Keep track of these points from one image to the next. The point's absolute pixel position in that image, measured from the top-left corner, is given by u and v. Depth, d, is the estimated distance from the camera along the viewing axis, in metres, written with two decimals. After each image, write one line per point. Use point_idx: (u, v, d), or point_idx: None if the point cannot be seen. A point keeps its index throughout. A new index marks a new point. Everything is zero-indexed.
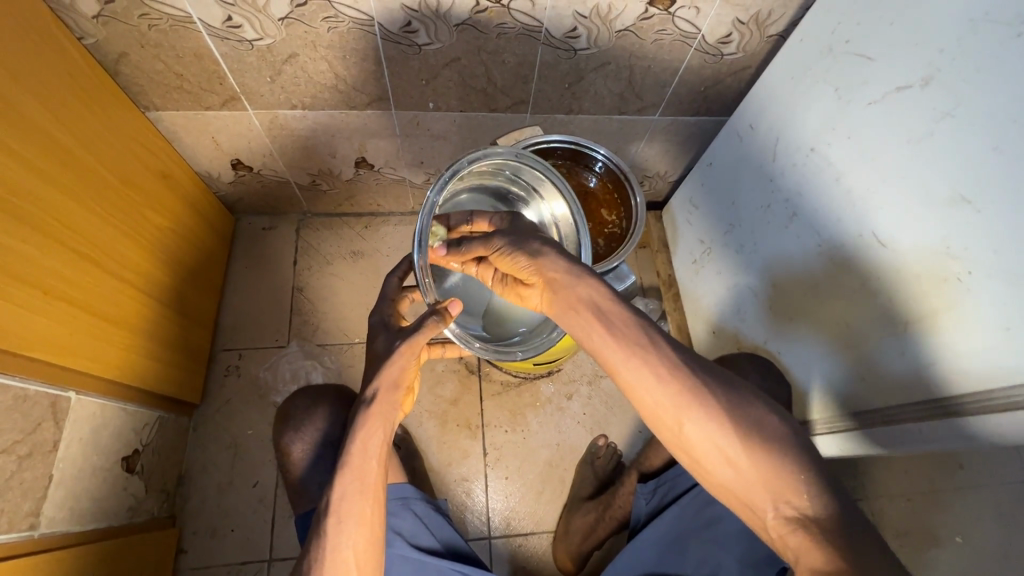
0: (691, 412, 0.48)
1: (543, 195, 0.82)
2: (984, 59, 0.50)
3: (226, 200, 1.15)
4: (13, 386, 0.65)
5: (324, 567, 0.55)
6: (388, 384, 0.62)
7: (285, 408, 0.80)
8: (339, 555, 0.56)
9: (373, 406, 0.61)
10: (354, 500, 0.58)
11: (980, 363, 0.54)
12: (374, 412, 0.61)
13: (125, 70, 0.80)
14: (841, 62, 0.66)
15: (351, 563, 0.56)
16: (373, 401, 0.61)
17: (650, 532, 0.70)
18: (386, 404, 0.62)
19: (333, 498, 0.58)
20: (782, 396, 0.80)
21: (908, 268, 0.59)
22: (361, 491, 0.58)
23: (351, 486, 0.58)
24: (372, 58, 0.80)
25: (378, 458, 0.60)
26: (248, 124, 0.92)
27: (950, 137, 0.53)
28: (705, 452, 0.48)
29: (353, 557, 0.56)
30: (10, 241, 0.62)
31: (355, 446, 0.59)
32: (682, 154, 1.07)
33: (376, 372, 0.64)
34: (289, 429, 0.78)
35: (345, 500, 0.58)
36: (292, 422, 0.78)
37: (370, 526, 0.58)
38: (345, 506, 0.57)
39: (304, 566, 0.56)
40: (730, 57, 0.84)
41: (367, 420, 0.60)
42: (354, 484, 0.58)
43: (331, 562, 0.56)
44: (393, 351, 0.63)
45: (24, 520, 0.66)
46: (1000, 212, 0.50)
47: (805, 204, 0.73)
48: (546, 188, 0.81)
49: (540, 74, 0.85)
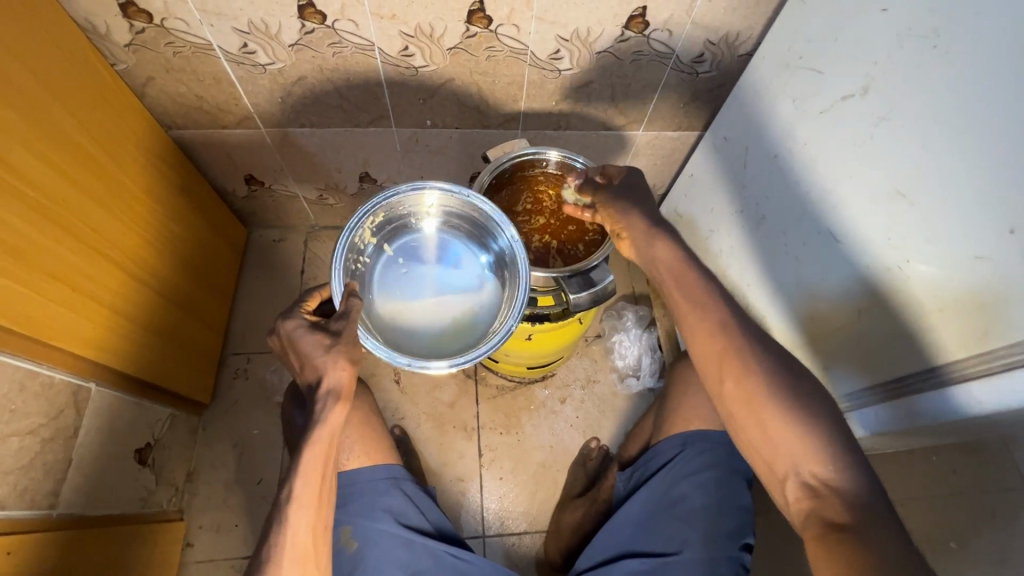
0: (752, 398, 0.57)
1: (485, 225, 0.81)
2: (911, 69, 0.56)
3: (241, 214, 1.23)
4: (40, 373, 0.71)
5: (285, 550, 0.59)
6: (348, 372, 0.64)
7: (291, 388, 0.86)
8: (298, 539, 0.60)
9: (336, 399, 0.63)
10: (312, 482, 0.61)
11: (929, 343, 0.58)
12: (336, 397, 0.63)
13: (152, 92, 0.89)
14: (796, 76, 0.72)
15: (308, 543, 0.61)
16: (339, 390, 0.63)
17: (627, 512, 0.74)
18: (347, 391, 0.64)
19: (296, 482, 0.61)
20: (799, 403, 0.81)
21: (862, 261, 0.64)
22: (321, 475, 0.62)
23: (314, 473, 0.62)
24: (373, 79, 0.87)
25: (335, 445, 0.64)
26: (261, 142, 1.00)
27: (887, 139, 0.59)
28: (754, 429, 0.58)
29: (310, 537, 0.61)
30: (42, 241, 0.69)
31: (322, 434, 0.62)
32: (668, 167, 1.13)
33: (326, 349, 0.64)
34: (290, 407, 0.83)
35: (305, 481, 0.61)
36: (301, 400, 0.82)
37: (324, 512, 0.63)
38: (306, 490, 0.61)
39: (261, 552, 0.59)
40: (705, 75, 0.90)
41: (330, 412, 0.62)
42: (316, 474, 0.62)
43: (291, 548, 0.59)
44: (345, 330, 0.66)
45: (43, 499, 0.72)
46: (933, 204, 0.55)
47: (772, 208, 0.79)
48: (484, 221, 0.81)
49: (528, 93, 0.92)
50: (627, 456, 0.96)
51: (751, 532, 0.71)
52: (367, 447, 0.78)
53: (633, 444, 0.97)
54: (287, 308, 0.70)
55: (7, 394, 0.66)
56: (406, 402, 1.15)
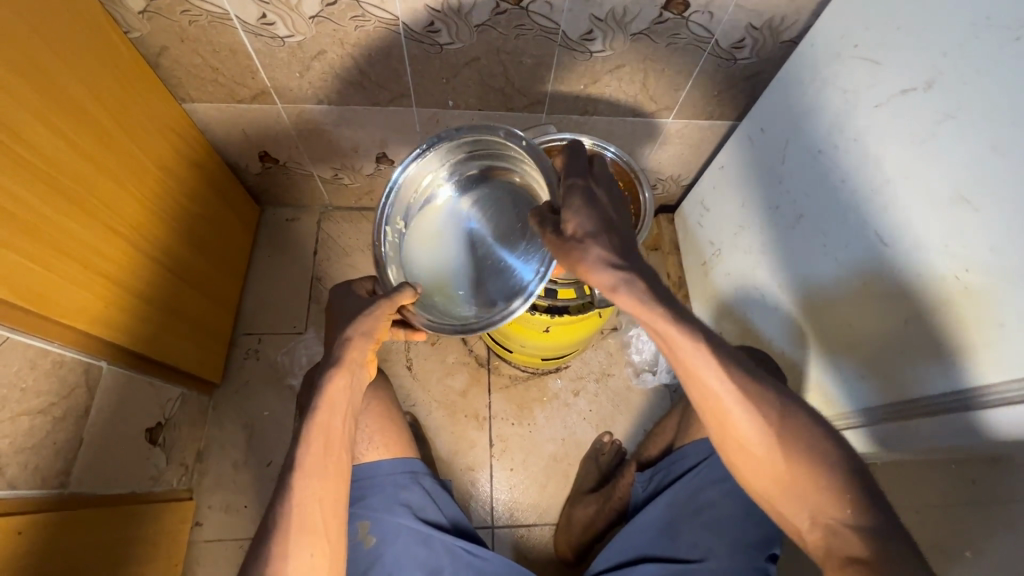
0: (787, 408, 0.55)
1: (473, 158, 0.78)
2: (986, 63, 0.53)
3: (254, 192, 1.20)
4: (51, 351, 0.70)
5: (292, 516, 0.57)
6: (359, 335, 0.63)
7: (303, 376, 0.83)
8: (309, 515, 0.58)
9: (336, 366, 0.62)
10: (317, 454, 0.60)
11: (981, 358, 0.55)
12: (339, 361, 0.62)
13: (165, 63, 0.85)
14: (848, 66, 0.69)
15: (315, 512, 0.59)
16: (339, 357, 0.63)
17: (645, 516, 0.77)
18: (356, 357, 0.63)
19: (299, 452, 0.60)
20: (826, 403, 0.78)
21: (911, 267, 0.61)
22: (325, 443, 0.61)
23: (317, 443, 0.60)
24: (395, 56, 0.83)
25: (338, 414, 0.62)
26: (277, 117, 0.97)
27: (952, 136, 0.56)
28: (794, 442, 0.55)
29: (316, 507, 0.59)
30: (55, 217, 0.67)
31: (325, 402, 0.61)
32: (696, 158, 1.09)
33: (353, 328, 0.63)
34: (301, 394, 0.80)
35: (309, 452, 0.60)
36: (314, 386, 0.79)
37: (334, 484, 0.61)
38: (309, 461, 0.59)
39: (269, 520, 0.58)
40: (743, 62, 0.85)
41: (331, 378, 0.62)
42: (320, 443, 0.61)
43: (296, 515, 0.57)
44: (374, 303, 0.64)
45: (54, 478, 0.72)
46: (999, 209, 0.52)
47: (812, 206, 0.76)
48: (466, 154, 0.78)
49: (556, 75, 0.88)
50: (647, 457, 0.95)
51: (778, 543, 0.71)
52: (386, 439, 0.78)
53: (653, 445, 0.97)
54: (343, 283, 0.73)
55: (18, 372, 0.65)
56: (418, 389, 1.13)
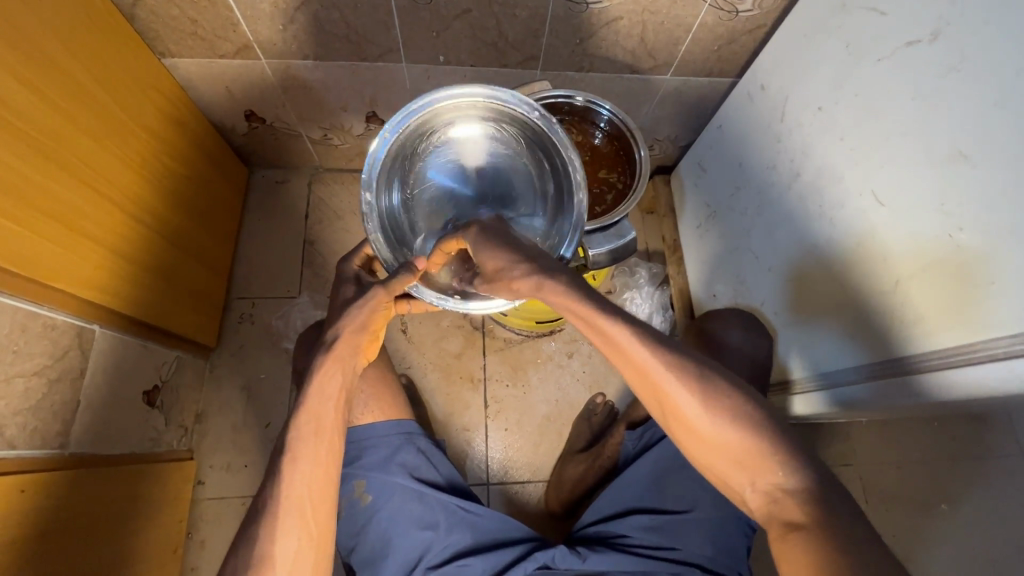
0: None
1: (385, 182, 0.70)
2: (995, 12, 0.51)
3: (242, 152, 1.17)
4: (42, 314, 0.70)
5: (286, 501, 0.58)
6: (352, 327, 0.64)
7: (304, 334, 0.87)
8: (300, 492, 0.59)
9: (330, 351, 0.63)
10: (311, 440, 0.60)
11: (962, 318, 0.56)
12: (329, 347, 0.63)
13: (141, 14, 0.81)
14: (852, 17, 0.66)
15: (308, 496, 0.59)
16: (332, 341, 0.63)
17: (635, 471, 0.80)
18: (348, 343, 0.64)
19: (291, 435, 0.60)
20: (812, 359, 0.80)
21: (905, 227, 0.61)
22: (317, 433, 0.61)
23: (307, 429, 0.61)
24: (382, 7, 0.80)
25: (332, 400, 0.62)
26: (261, 72, 0.93)
27: (953, 91, 0.55)
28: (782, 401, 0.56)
29: (307, 489, 0.59)
30: (37, 177, 0.65)
31: (319, 390, 0.61)
32: (693, 118, 1.06)
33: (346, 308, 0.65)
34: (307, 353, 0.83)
35: (298, 437, 0.60)
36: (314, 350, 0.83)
37: (326, 470, 0.61)
38: (301, 445, 0.60)
39: (261, 499, 0.59)
40: (745, 14, 0.81)
41: (324, 363, 0.62)
42: (310, 427, 0.61)
43: (289, 499, 0.58)
44: (369, 292, 0.64)
45: (53, 439, 0.73)
46: (997, 165, 0.51)
47: (810, 164, 0.74)
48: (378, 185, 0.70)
49: (551, 28, 0.84)
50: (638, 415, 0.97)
51: None
52: (381, 404, 0.79)
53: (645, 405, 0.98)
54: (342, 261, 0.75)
55: (10, 335, 0.65)
56: (413, 352, 1.14)
